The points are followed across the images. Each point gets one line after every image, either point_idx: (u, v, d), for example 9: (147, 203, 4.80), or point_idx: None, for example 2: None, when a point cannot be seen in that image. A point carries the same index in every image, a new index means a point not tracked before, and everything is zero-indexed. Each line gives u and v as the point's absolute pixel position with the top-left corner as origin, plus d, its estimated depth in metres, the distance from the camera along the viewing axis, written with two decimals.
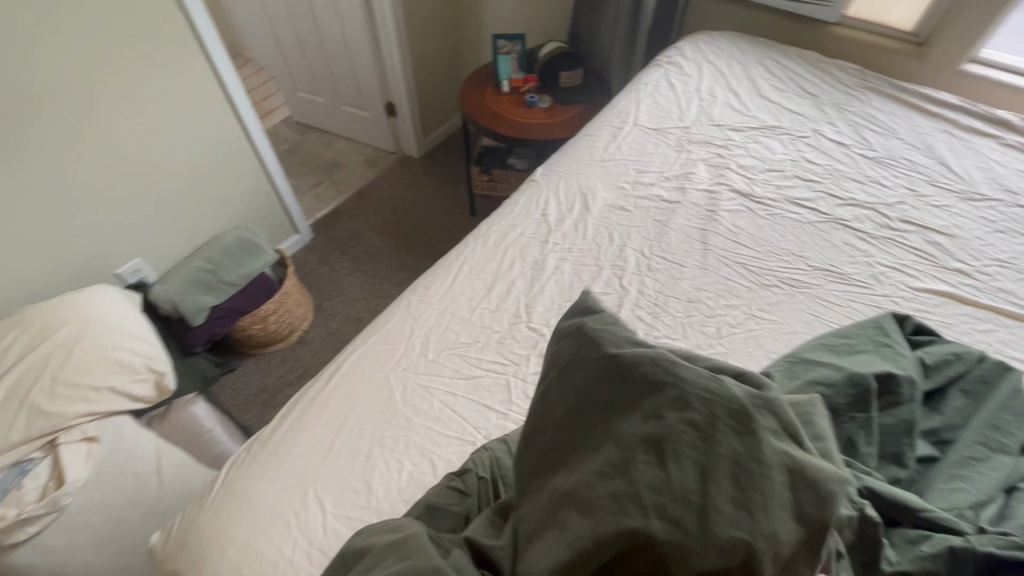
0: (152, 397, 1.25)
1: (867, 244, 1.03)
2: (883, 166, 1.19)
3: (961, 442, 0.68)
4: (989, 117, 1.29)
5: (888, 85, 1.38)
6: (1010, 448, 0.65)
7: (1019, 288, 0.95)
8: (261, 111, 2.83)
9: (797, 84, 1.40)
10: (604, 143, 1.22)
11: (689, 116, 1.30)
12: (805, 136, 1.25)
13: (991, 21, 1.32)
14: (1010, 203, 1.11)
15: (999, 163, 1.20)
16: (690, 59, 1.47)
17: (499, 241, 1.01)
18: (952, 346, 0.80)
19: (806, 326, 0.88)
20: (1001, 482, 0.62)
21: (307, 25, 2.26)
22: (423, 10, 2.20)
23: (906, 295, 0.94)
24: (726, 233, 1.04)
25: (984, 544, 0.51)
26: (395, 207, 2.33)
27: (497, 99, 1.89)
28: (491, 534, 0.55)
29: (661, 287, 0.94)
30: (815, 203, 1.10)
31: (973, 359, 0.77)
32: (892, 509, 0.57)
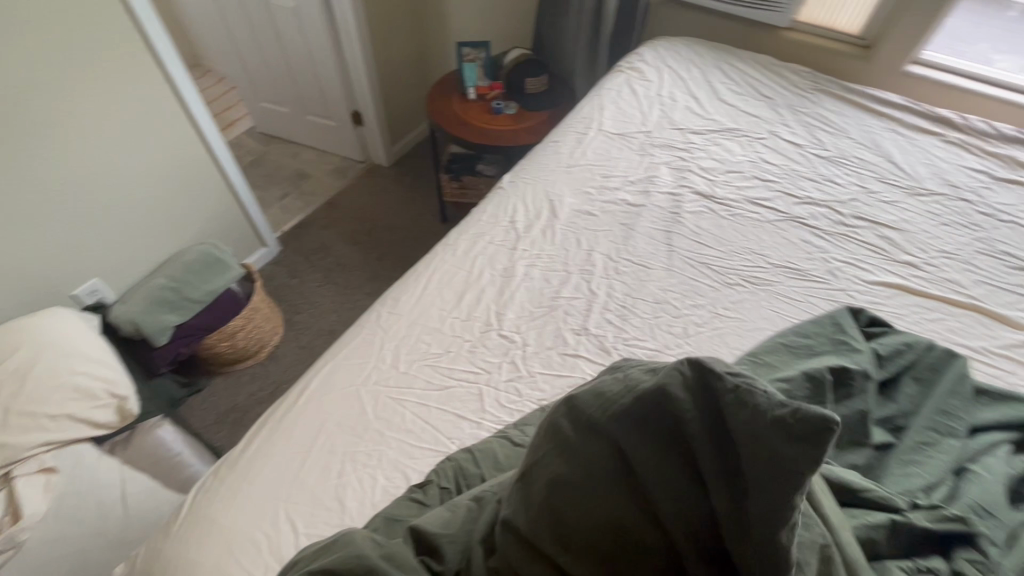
0: (114, 422, 1.19)
1: (823, 240, 1.07)
2: (836, 165, 1.24)
3: (914, 428, 0.71)
4: (931, 116, 1.36)
5: (837, 87, 1.44)
6: (958, 430, 0.71)
7: (963, 278, 1.01)
8: (223, 123, 2.76)
9: (753, 87, 1.45)
10: (569, 149, 1.24)
11: (651, 120, 1.33)
12: (762, 138, 1.29)
13: (929, 25, 1.40)
14: (953, 197, 1.17)
15: (942, 159, 1.26)
16: (651, 64, 1.51)
17: (468, 249, 1.01)
18: (903, 336, 0.83)
19: (768, 322, 0.91)
20: (951, 464, 0.66)
21: (268, 34, 2.23)
22: (387, 19, 2.19)
23: (861, 288, 0.98)
24: (690, 234, 1.06)
25: (919, 519, 0.55)
26: (365, 217, 2.30)
27: (464, 107, 1.90)
28: (441, 523, 0.59)
29: (629, 289, 0.96)
30: (773, 203, 1.14)
31: (923, 347, 0.81)
32: (835, 490, 0.58)
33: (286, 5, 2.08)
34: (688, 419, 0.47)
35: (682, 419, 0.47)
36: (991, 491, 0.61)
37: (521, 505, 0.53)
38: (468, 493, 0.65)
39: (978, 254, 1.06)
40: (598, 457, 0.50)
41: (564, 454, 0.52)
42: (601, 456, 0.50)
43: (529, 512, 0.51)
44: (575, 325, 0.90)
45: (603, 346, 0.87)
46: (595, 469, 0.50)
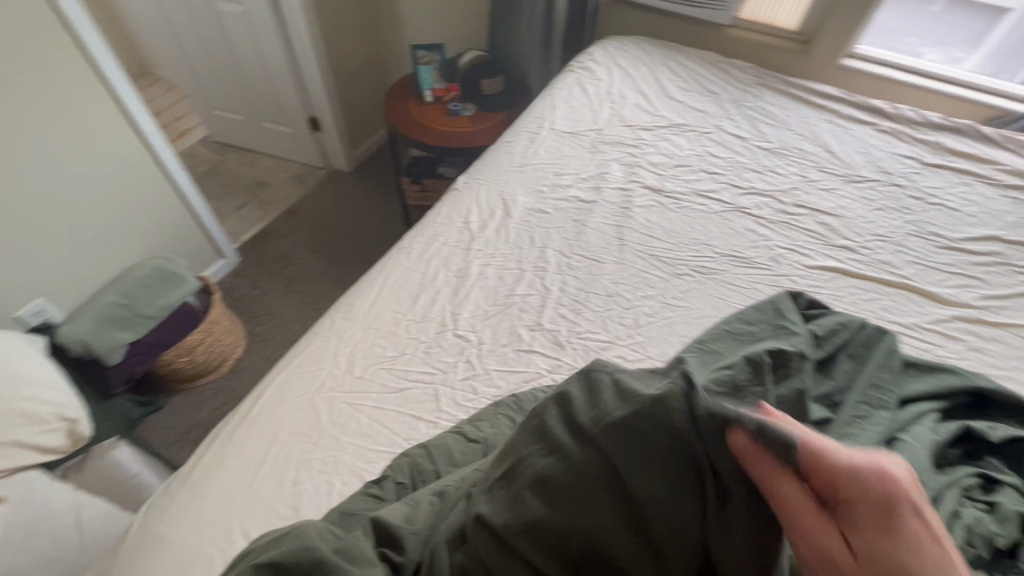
0: (67, 446, 1.17)
1: (766, 229, 1.11)
2: (778, 156, 1.29)
3: (849, 403, 0.75)
4: (865, 106, 1.43)
5: (778, 81, 1.50)
6: (889, 402, 0.75)
7: (896, 259, 1.07)
8: (174, 132, 2.68)
9: (699, 83, 1.49)
10: (522, 149, 1.25)
11: (602, 118, 1.35)
12: (708, 132, 1.34)
13: (860, 21, 1.47)
14: (886, 182, 1.24)
15: (876, 147, 1.33)
16: (601, 63, 1.54)
17: (423, 251, 1.02)
18: (839, 316, 0.88)
19: (715, 309, 0.95)
20: (882, 434, 0.70)
21: (217, 42, 2.18)
22: (340, 23, 2.17)
23: (802, 273, 1.02)
24: (640, 228, 1.09)
25: None
26: (327, 224, 2.28)
27: (421, 110, 1.89)
28: (404, 516, 0.60)
29: (582, 284, 0.98)
30: (719, 194, 1.18)
31: (856, 326, 0.85)
32: None
33: (234, 11, 2.03)
34: (693, 438, 0.48)
35: (686, 438, 0.48)
36: (920, 458, 0.66)
37: (503, 504, 0.52)
38: (428, 488, 0.65)
39: (909, 236, 1.12)
40: (588, 464, 0.51)
41: (555, 457, 0.52)
42: (593, 462, 0.51)
43: (511, 512, 0.50)
44: (529, 321, 0.91)
45: (557, 341, 0.88)
46: (585, 477, 0.50)
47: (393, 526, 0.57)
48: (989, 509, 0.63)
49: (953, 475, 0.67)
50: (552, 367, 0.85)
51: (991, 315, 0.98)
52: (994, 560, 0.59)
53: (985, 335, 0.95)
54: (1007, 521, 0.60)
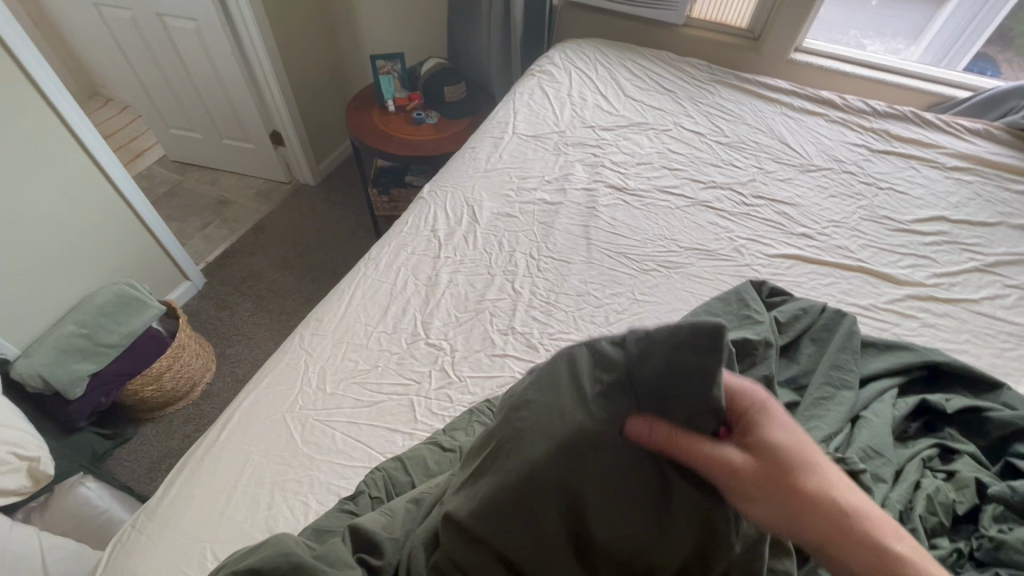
0: (27, 488, 1.13)
1: (728, 221, 1.14)
2: (736, 150, 1.32)
3: (813, 384, 0.78)
4: (815, 98, 1.48)
5: (732, 77, 1.54)
6: (850, 381, 0.77)
7: (851, 243, 1.11)
8: (130, 153, 2.60)
9: (657, 82, 1.53)
10: (486, 154, 1.26)
11: (563, 120, 1.37)
12: (667, 130, 1.37)
13: (804, 17, 1.53)
14: (837, 170, 1.29)
15: (827, 137, 1.38)
16: (560, 66, 1.56)
17: (391, 262, 1.01)
18: (800, 301, 0.91)
19: (683, 303, 0.97)
20: (846, 414, 0.72)
21: (169, 58, 2.12)
22: (295, 36, 2.14)
23: (764, 262, 1.05)
24: (606, 226, 1.11)
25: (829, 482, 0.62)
26: (296, 239, 2.24)
27: (384, 120, 1.88)
28: (381, 523, 0.59)
29: (552, 285, 0.99)
30: (681, 189, 1.21)
31: (816, 310, 0.88)
32: None
33: (185, 26, 1.98)
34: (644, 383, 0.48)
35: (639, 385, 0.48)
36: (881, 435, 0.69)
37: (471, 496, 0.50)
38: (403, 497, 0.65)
39: (862, 221, 1.17)
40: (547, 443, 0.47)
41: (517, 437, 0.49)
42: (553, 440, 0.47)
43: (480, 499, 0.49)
44: (501, 325, 0.91)
45: (530, 343, 0.89)
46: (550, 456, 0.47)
47: (370, 531, 0.56)
48: (948, 478, 0.66)
49: (913, 446, 0.70)
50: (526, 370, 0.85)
51: (942, 291, 1.03)
52: (954, 526, 0.62)
53: (937, 311, 0.99)
54: (965, 488, 0.63)
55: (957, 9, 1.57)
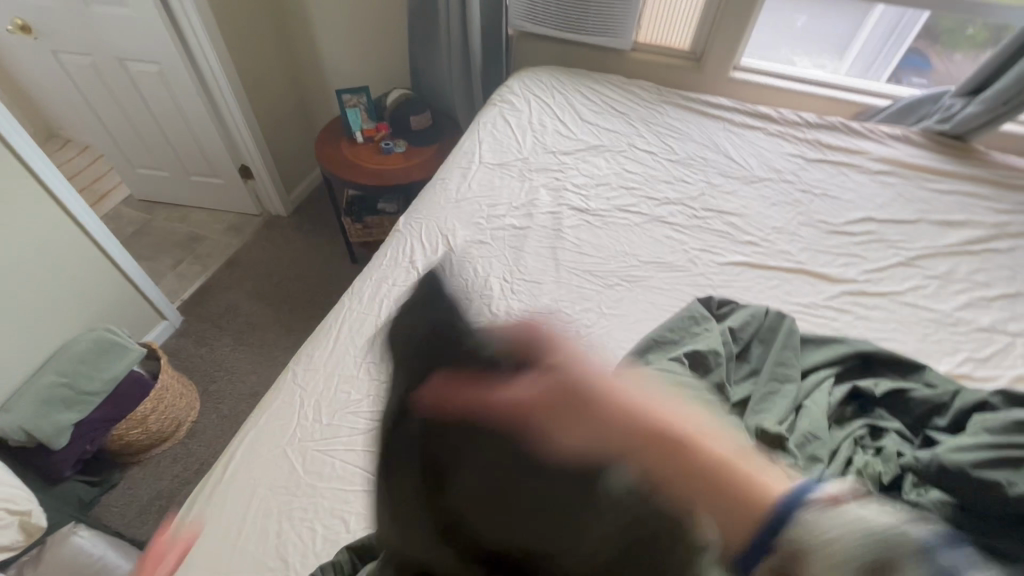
0: (19, 541, 1.17)
1: (682, 234, 1.25)
2: (686, 166, 1.44)
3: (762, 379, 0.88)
4: (753, 113, 1.62)
5: (679, 98, 1.67)
6: (792, 375, 0.87)
7: (792, 247, 1.23)
8: (95, 195, 2.59)
9: (609, 105, 1.64)
10: (456, 185, 1.33)
11: (526, 147, 1.46)
12: (622, 151, 1.47)
13: (738, 40, 1.67)
14: (777, 179, 1.42)
15: (767, 149, 1.51)
16: (519, 95, 1.65)
17: (374, 294, 1.07)
18: (745, 309, 1.00)
19: (646, 313, 1.06)
20: (791, 404, 0.83)
21: (132, 101, 2.13)
22: (258, 73, 2.18)
23: (715, 270, 1.17)
24: (572, 247, 1.20)
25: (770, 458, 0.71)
26: (271, 271, 2.26)
27: (354, 151, 1.94)
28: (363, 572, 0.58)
29: (526, 306, 1.07)
30: (637, 207, 1.31)
31: (761, 313, 0.98)
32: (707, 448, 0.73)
33: (147, 70, 2.01)
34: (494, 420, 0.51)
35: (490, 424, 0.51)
36: (817, 422, 0.79)
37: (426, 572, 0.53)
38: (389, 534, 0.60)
39: (801, 225, 1.29)
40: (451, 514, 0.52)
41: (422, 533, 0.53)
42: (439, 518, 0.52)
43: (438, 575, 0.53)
44: None
45: None
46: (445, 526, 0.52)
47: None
48: (876, 452, 0.77)
49: (847, 428, 0.80)
50: None
51: (872, 286, 1.15)
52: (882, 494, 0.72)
53: (868, 304, 1.12)
54: (889, 460, 0.74)
55: (873, 34, 1.72)
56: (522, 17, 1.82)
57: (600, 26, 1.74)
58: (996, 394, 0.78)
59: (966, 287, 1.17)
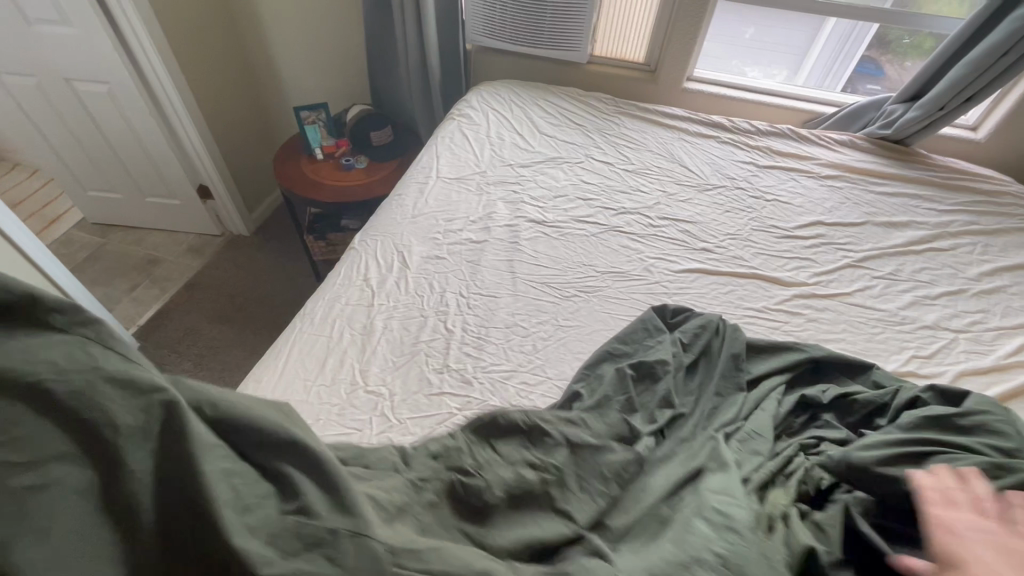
0: None
1: (637, 243, 1.26)
2: (642, 176, 1.46)
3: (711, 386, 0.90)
4: (707, 122, 1.66)
5: (635, 109, 1.70)
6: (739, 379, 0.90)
7: (745, 252, 1.26)
8: (45, 220, 2.49)
9: (566, 116, 1.65)
10: (413, 201, 1.32)
11: (484, 161, 1.46)
12: (580, 162, 1.49)
13: (691, 51, 1.70)
14: (730, 186, 1.45)
15: (720, 157, 1.54)
16: (477, 109, 1.65)
17: (326, 315, 1.04)
18: (700, 317, 1.02)
19: (602, 324, 1.07)
20: (736, 414, 0.84)
21: (81, 122, 2.07)
22: (212, 91, 2.14)
23: (670, 278, 1.18)
24: (529, 259, 1.20)
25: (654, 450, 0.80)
26: (233, 293, 2.21)
27: (313, 169, 1.91)
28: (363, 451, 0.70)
29: (482, 321, 1.06)
30: (594, 218, 1.32)
31: (712, 327, 0.98)
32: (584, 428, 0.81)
33: (96, 91, 1.95)
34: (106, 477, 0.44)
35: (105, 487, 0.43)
36: (763, 425, 0.81)
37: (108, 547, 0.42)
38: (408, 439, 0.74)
39: (753, 231, 1.32)
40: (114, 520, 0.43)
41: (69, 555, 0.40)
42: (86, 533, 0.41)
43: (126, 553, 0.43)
44: (437, 364, 0.97)
45: (464, 378, 0.95)
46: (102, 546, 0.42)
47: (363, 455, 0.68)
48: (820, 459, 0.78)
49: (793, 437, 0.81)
50: (463, 405, 0.91)
51: (822, 288, 1.18)
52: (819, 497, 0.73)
53: (819, 306, 1.14)
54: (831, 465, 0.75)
55: (825, 46, 1.77)
56: (479, 31, 1.83)
57: (555, 40, 1.77)
58: (926, 389, 0.82)
59: (911, 286, 1.21)
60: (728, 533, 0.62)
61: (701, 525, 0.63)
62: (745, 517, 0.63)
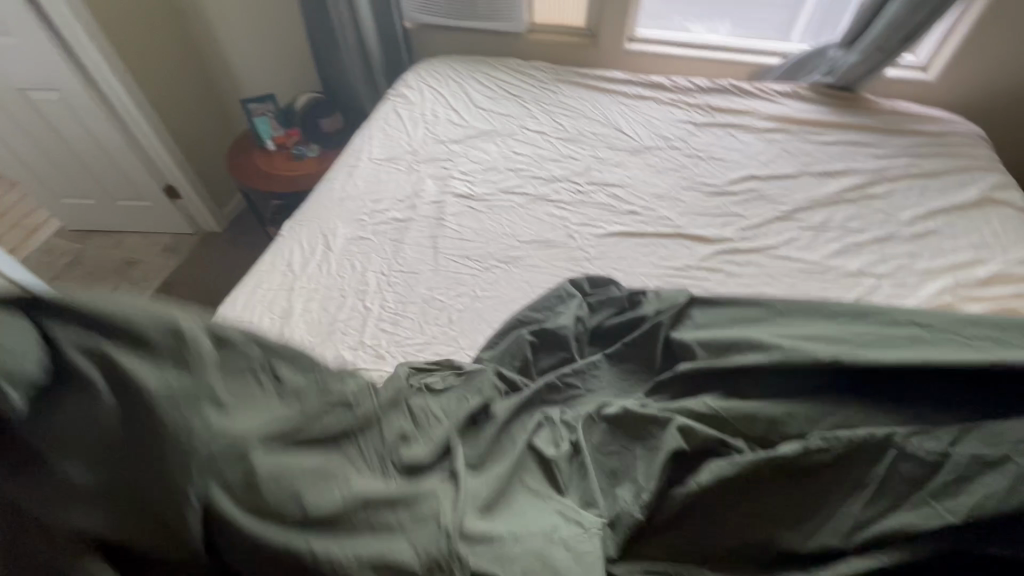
0: None
1: (563, 210, 1.26)
2: (575, 143, 1.45)
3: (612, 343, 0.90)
4: (647, 83, 1.63)
5: (573, 75, 1.67)
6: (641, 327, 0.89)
7: (672, 212, 1.25)
8: (27, 229, 2.56)
9: (503, 89, 1.64)
10: (342, 183, 1.33)
11: (416, 140, 1.46)
12: (513, 133, 1.48)
13: (628, 12, 1.67)
14: (664, 147, 1.43)
15: (656, 118, 1.52)
16: (414, 87, 1.65)
17: (248, 301, 1.07)
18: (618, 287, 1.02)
19: (518, 292, 1.09)
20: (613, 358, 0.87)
21: (41, 131, 2.09)
22: (164, 89, 2.16)
23: (593, 242, 1.19)
24: (453, 234, 1.21)
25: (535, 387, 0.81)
26: (209, 288, 2.26)
27: (265, 161, 1.93)
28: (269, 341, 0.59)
29: (400, 297, 1.08)
30: (522, 188, 1.32)
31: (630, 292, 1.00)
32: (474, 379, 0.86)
33: (50, 98, 1.97)
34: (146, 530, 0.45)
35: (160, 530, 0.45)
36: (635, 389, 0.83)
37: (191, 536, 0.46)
38: None
39: (683, 190, 1.31)
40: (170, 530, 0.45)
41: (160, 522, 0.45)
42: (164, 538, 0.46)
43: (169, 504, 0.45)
44: (353, 342, 1.00)
45: (378, 354, 0.98)
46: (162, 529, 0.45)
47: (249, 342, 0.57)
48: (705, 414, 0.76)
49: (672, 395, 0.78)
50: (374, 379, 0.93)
51: (745, 244, 1.18)
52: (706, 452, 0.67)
53: (740, 262, 1.14)
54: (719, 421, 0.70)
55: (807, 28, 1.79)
56: (415, 9, 1.79)
57: (491, 11, 1.74)
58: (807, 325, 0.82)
59: (839, 235, 1.20)
60: (575, 526, 0.60)
61: (550, 513, 0.61)
62: (593, 516, 0.61)
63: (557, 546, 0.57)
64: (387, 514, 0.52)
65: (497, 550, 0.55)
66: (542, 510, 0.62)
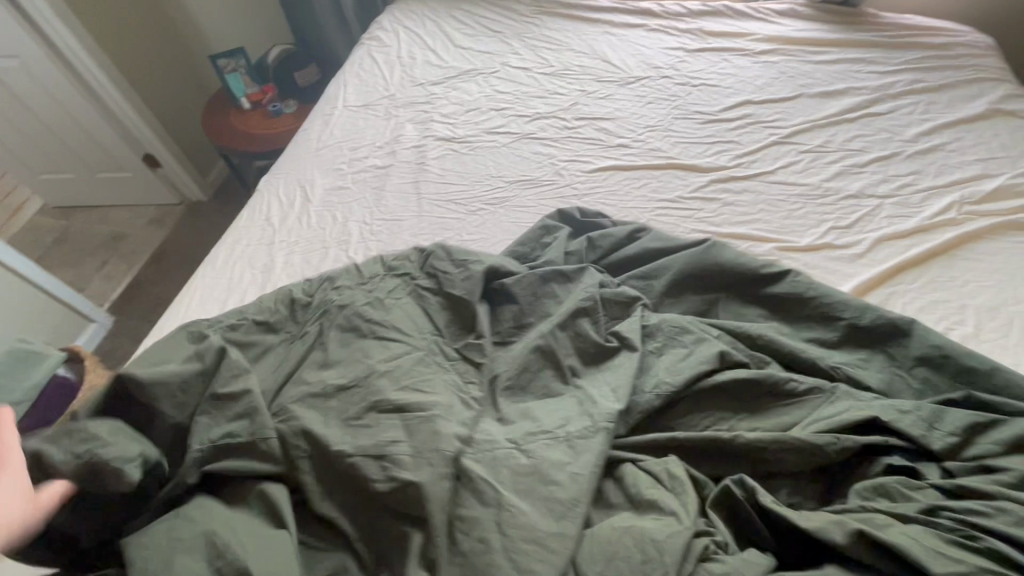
0: None
1: (550, 147, 1.21)
2: (560, 77, 1.37)
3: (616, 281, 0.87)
4: (635, 11, 1.54)
5: (556, 6, 1.57)
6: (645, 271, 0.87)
7: (663, 142, 1.19)
8: (11, 208, 2.51)
9: (482, 25, 1.55)
10: (318, 133, 1.28)
11: (393, 84, 1.39)
12: (495, 71, 1.40)
13: None
14: (655, 76, 1.35)
15: (645, 46, 1.44)
16: (389, 30, 1.56)
17: (227, 259, 1.04)
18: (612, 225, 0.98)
19: (506, 233, 1.05)
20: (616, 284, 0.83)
21: (8, 103, 2.02)
22: (128, 51, 2.06)
23: (582, 178, 1.14)
24: (436, 178, 1.16)
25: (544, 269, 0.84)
26: (199, 258, 2.21)
27: (241, 120, 1.85)
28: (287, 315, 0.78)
29: (384, 245, 1.04)
30: (506, 127, 1.26)
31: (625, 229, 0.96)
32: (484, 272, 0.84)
33: (11, 65, 1.89)
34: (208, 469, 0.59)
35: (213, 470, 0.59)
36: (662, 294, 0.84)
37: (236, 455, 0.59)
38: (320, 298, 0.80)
39: (675, 120, 1.25)
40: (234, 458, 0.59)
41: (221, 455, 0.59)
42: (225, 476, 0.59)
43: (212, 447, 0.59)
44: None
45: None
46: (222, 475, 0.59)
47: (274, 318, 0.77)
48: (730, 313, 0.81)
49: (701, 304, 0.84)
50: None
51: (740, 171, 1.13)
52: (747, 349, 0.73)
53: (736, 190, 1.09)
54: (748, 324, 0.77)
55: None
56: None
57: None
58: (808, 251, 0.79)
59: (840, 156, 1.14)
60: (584, 417, 0.64)
61: (569, 408, 0.66)
62: (609, 407, 0.64)
63: (558, 442, 0.61)
64: (393, 420, 0.62)
65: (492, 453, 0.60)
66: (560, 407, 0.66)
